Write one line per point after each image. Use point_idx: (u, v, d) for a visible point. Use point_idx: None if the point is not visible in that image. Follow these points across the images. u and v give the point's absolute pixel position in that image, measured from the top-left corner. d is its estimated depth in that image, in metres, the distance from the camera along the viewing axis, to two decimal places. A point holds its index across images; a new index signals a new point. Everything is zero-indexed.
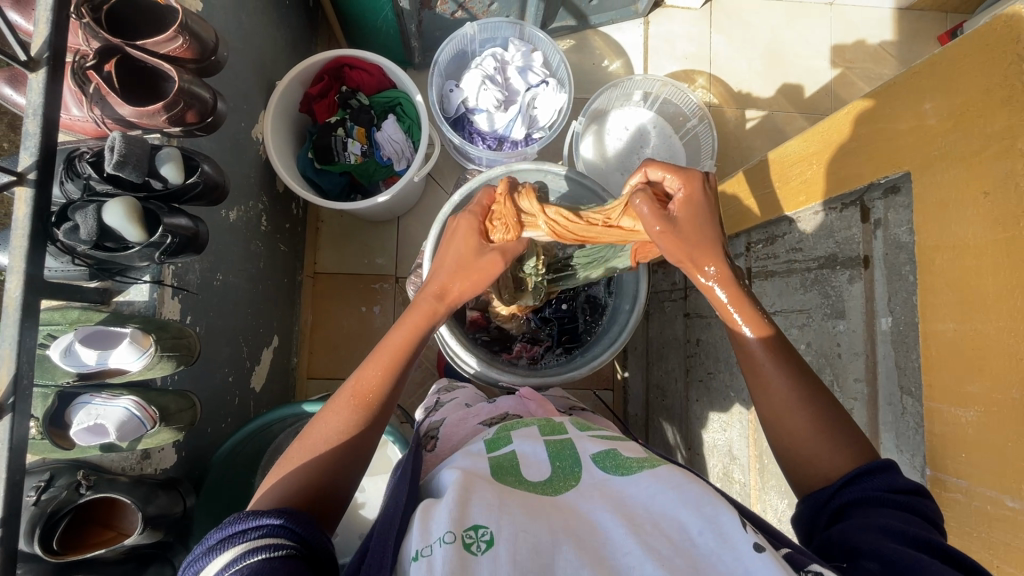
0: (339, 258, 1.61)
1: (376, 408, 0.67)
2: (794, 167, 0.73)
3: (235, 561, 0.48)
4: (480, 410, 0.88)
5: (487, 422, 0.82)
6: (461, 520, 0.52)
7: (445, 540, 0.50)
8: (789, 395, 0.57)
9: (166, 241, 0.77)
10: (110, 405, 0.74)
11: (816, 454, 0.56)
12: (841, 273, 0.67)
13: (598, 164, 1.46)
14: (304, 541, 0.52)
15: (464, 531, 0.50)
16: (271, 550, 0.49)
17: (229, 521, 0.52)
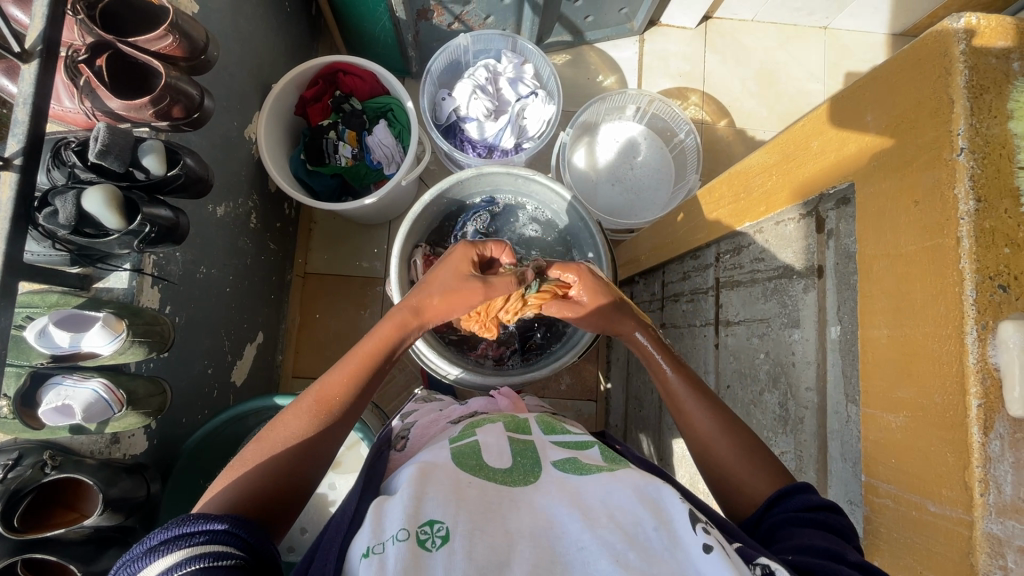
0: (330, 259, 1.63)
1: (340, 416, 0.68)
2: (757, 178, 0.75)
3: (175, 567, 0.46)
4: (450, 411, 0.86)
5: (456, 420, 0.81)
6: (415, 515, 0.50)
7: (399, 537, 0.48)
8: (709, 426, 0.68)
9: (144, 230, 0.80)
10: (80, 387, 0.75)
11: (742, 481, 0.64)
12: (797, 283, 0.68)
13: (586, 175, 1.49)
14: (251, 549, 0.51)
15: (418, 527, 0.49)
16: (214, 558, 0.47)
17: (176, 523, 0.50)
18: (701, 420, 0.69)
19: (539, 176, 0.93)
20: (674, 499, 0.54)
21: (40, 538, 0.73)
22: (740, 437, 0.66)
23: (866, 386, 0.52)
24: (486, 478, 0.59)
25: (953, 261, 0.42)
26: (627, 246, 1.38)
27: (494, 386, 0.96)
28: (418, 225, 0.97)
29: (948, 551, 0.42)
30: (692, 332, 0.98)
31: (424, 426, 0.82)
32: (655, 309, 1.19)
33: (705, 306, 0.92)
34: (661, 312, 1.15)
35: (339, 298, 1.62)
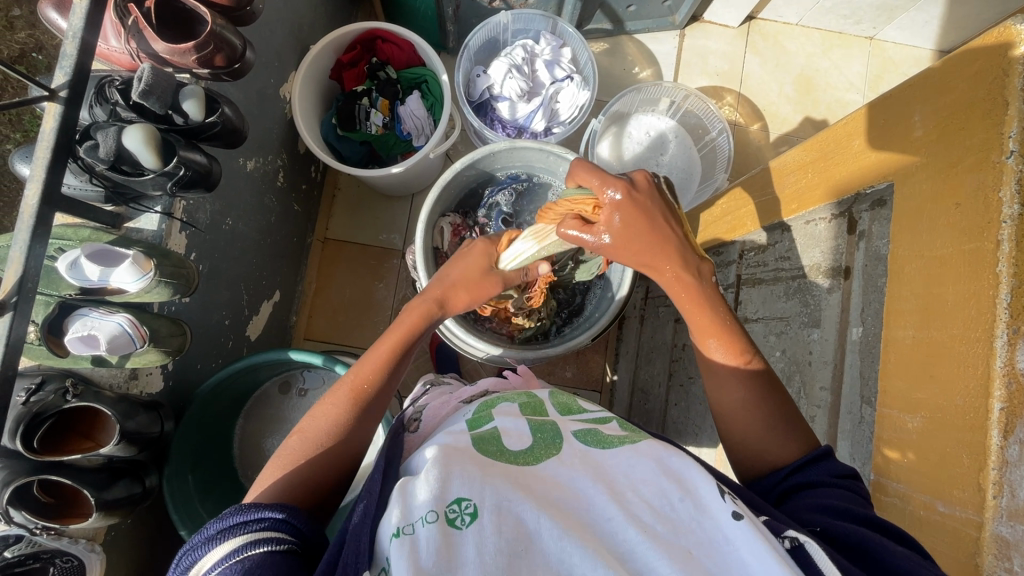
0: (350, 226, 1.64)
1: (370, 402, 0.70)
2: (792, 175, 0.75)
3: (237, 550, 0.51)
4: (462, 390, 0.86)
5: (467, 399, 0.80)
6: (443, 494, 0.51)
7: (429, 519, 0.48)
8: (747, 396, 0.62)
9: (179, 173, 0.81)
10: (106, 320, 0.77)
11: (766, 449, 0.61)
12: (822, 283, 0.68)
13: (611, 166, 1.47)
14: (301, 538, 0.55)
15: (446, 506, 0.50)
16: (273, 544, 0.52)
17: (230, 510, 0.54)
18: (733, 391, 0.63)
19: (572, 156, 0.93)
20: (702, 474, 0.54)
21: (56, 462, 0.75)
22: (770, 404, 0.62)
23: (883, 386, 0.52)
24: (507, 459, 0.59)
25: (990, 264, 0.42)
26: None
27: (509, 360, 0.96)
28: (446, 193, 0.96)
29: (955, 552, 0.43)
30: None
31: (435, 407, 0.81)
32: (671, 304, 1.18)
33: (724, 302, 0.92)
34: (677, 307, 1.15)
35: (355, 267, 1.63)
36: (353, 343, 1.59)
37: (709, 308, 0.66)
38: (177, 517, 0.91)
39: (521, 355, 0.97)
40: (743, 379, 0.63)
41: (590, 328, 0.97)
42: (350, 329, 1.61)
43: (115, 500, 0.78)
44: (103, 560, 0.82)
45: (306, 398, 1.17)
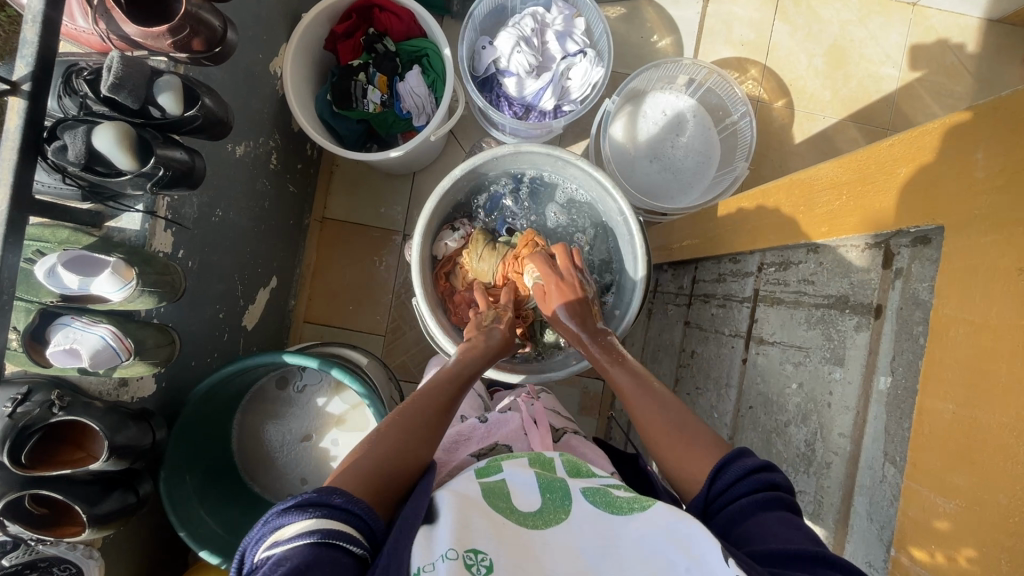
0: (349, 206, 1.58)
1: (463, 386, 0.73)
2: (824, 193, 0.67)
3: (303, 536, 0.50)
4: (471, 433, 0.79)
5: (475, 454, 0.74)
6: (462, 539, 0.51)
7: (448, 555, 0.49)
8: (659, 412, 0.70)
9: (157, 174, 0.75)
10: (88, 332, 0.74)
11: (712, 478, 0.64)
12: (849, 318, 0.62)
13: (627, 148, 1.39)
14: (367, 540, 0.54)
15: (466, 551, 0.50)
16: (333, 538, 0.50)
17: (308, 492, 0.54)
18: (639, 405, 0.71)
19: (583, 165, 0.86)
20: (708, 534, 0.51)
21: (44, 476, 0.74)
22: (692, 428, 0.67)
23: (914, 458, 0.48)
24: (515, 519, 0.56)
25: None
26: (660, 231, 1.31)
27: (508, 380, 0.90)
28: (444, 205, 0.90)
29: None
30: (718, 340, 0.93)
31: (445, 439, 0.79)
32: (681, 304, 1.14)
33: (738, 315, 0.87)
34: (686, 309, 1.11)
35: (355, 248, 1.58)
36: (353, 326, 1.57)
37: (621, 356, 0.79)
38: (175, 519, 0.92)
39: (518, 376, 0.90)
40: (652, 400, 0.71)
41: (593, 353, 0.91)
42: (350, 313, 1.57)
43: (107, 513, 0.78)
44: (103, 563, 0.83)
45: (305, 393, 1.16)
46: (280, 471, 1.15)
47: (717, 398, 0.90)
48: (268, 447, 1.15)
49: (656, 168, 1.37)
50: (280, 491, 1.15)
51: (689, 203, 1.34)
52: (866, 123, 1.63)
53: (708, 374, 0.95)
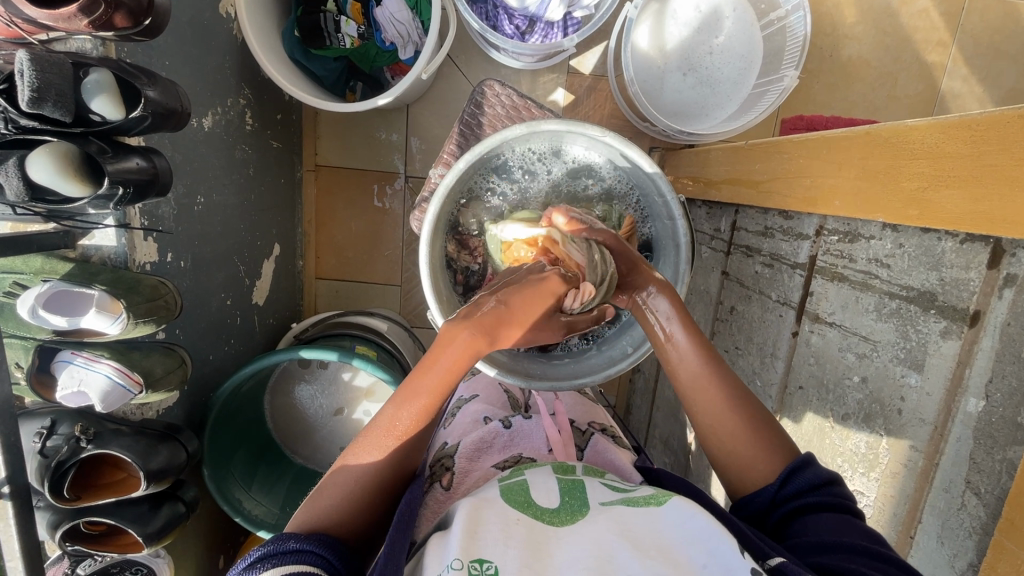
0: (341, 149, 1.42)
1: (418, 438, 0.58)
2: (917, 162, 0.54)
3: None
4: (494, 441, 0.78)
5: (502, 467, 0.74)
6: (469, 548, 0.48)
7: (454, 566, 0.46)
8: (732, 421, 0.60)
9: (117, 192, 0.65)
10: (92, 371, 0.71)
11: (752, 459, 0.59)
12: (933, 320, 0.54)
13: (650, 59, 1.19)
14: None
15: (469, 562, 0.47)
16: None
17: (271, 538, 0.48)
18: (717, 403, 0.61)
19: (611, 138, 0.71)
20: (730, 545, 0.49)
21: (91, 505, 0.75)
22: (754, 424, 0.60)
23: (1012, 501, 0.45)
24: (535, 516, 0.56)
25: None
26: (691, 158, 1.15)
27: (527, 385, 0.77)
28: (456, 192, 0.77)
29: None
30: (763, 303, 0.84)
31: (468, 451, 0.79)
32: (718, 248, 1.02)
33: (789, 282, 0.77)
34: (725, 257, 0.99)
35: (355, 196, 1.45)
36: (366, 279, 1.49)
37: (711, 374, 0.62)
38: (228, 508, 0.96)
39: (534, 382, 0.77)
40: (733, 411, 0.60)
41: (633, 351, 0.76)
42: (360, 265, 1.49)
43: (161, 528, 0.80)
44: (171, 558, 0.88)
45: (330, 369, 1.13)
46: (319, 440, 1.17)
47: (761, 363, 0.82)
48: (305, 420, 1.16)
49: (687, 81, 1.18)
50: (322, 459, 1.17)
51: (721, 124, 1.16)
52: None
53: (751, 336, 0.86)
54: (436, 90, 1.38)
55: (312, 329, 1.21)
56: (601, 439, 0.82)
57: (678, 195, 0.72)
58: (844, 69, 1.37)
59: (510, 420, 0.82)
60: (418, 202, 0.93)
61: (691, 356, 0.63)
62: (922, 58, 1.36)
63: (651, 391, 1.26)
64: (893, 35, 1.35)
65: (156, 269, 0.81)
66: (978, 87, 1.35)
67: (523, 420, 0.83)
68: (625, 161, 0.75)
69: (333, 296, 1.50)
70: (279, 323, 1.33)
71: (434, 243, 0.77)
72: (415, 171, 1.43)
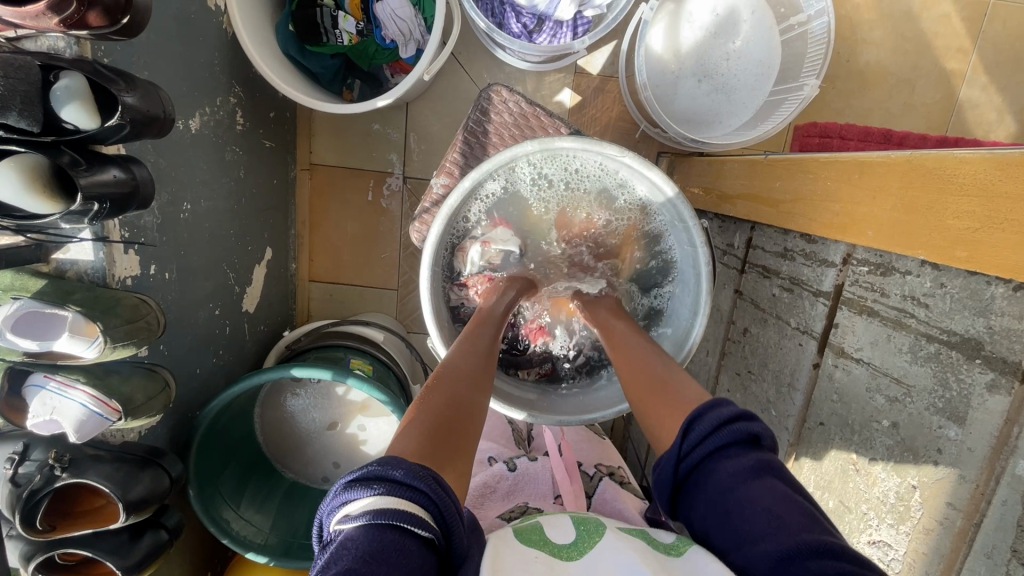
0: (337, 148, 1.36)
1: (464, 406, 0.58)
2: (968, 199, 0.49)
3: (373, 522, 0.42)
4: (498, 486, 0.76)
5: (506, 518, 0.70)
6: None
7: None
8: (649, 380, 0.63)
9: (92, 209, 0.59)
10: (66, 398, 0.65)
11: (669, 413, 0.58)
12: (978, 370, 0.50)
13: (663, 62, 1.14)
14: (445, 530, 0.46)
15: None
16: (407, 524, 0.43)
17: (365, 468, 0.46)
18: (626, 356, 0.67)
19: (630, 158, 0.66)
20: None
21: (67, 536, 0.71)
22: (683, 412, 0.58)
23: None
24: (552, 553, 0.53)
25: None
26: (703, 167, 1.10)
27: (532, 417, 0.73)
28: (461, 212, 0.73)
29: None
30: (779, 329, 0.80)
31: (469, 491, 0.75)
32: (731, 265, 0.98)
33: (811, 310, 0.73)
34: (738, 275, 0.95)
35: (351, 197, 1.39)
36: (361, 283, 1.44)
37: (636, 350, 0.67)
38: (215, 530, 0.92)
39: (540, 416, 0.73)
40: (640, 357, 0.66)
41: None
42: (356, 268, 1.44)
43: (142, 559, 0.75)
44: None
45: (323, 383, 1.09)
46: (312, 455, 1.12)
47: (777, 392, 0.78)
48: (296, 434, 1.12)
49: (701, 86, 1.13)
50: (315, 474, 1.13)
51: (736, 133, 1.11)
52: None
53: (765, 362, 0.82)
54: (436, 87, 1.32)
55: (305, 340, 1.16)
56: (609, 483, 0.79)
57: (699, 221, 0.68)
58: (861, 74, 1.32)
59: (515, 462, 0.80)
60: (418, 213, 0.88)
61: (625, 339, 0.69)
62: (942, 65, 1.31)
63: None
64: (913, 41, 1.30)
65: (137, 284, 0.76)
66: (998, 96, 1.31)
67: (528, 462, 0.81)
68: (643, 181, 0.71)
69: (327, 300, 1.45)
70: (271, 330, 1.28)
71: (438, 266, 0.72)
72: (413, 172, 1.37)
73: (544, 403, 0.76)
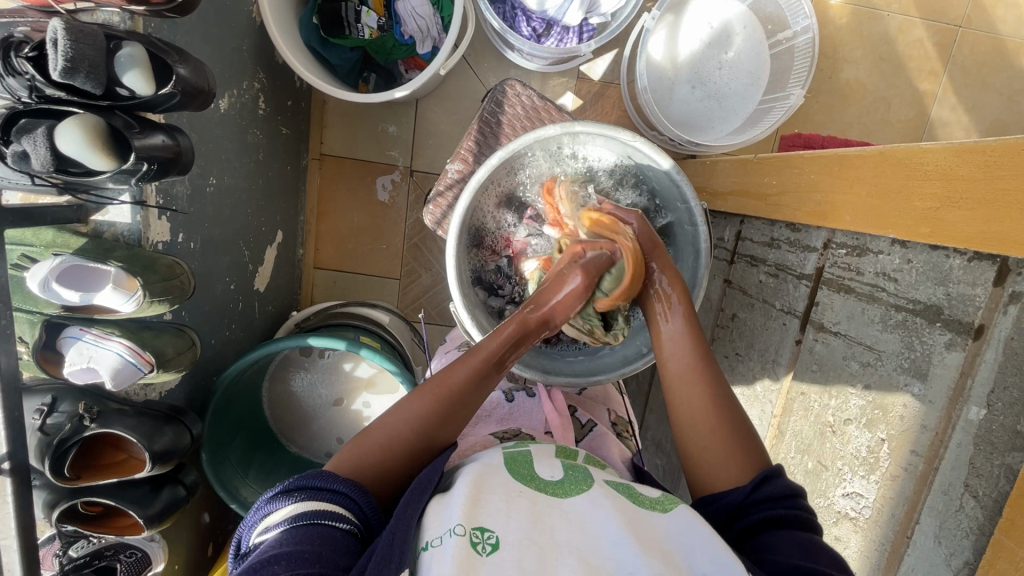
0: (348, 139, 1.42)
1: (454, 401, 0.62)
2: (930, 182, 0.57)
3: (296, 520, 0.49)
4: (494, 412, 0.82)
5: (499, 437, 0.76)
6: (472, 516, 0.50)
7: (455, 532, 0.48)
8: (711, 421, 0.62)
9: (141, 169, 0.64)
10: (103, 348, 0.69)
11: (720, 470, 0.60)
12: (938, 331, 0.57)
13: (661, 69, 1.22)
14: (364, 523, 0.52)
15: (473, 529, 0.49)
16: (332, 518, 0.50)
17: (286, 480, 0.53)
18: (691, 384, 0.64)
19: (642, 143, 0.73)
20: (732, 559, 0.50)
21: (92, 485, 0.74)
22: (725, 408, 0.63)
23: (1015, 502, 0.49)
24: (538, 488, 0.57)
25: None
26: (698, 168, 1.18)
27: (545, 378, 0.79)
28: (484, 187, 0.78)
29: None
30: (765, 310, 0.87)
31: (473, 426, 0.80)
32: (722, 258, 1.05)
33: (795, 292, 0.80)
34: (728, 266, 1.02)
35: (359, 187, 1.44)
36: (365, 271, 1.48)
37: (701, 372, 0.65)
38: (224, 494, 0.95)
39: (551, 377, 0.80)
40: (707, 387, 0.64)
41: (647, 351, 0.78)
42: (360, 256, 1.48)
43: (161, 511, 0.79)
44: (165, 543, 0.87)
45: (330, 358, 1.13)
46: (317, 430, 1.15)
47: (763, 369, 0.85)
48: (302, 409, 1.15)
49: (697, 93, 1.21)
50: (318, 448, 1.16)
51: (728, 136, 1.19)
52: (938, 19, 1.38)
53: (752, 342, 0.89)
54: (447, 85, 1.39)
55: (313, 319, 1.20)
56: (601, 431, 0.82)
57: (702, 204, 0.74)
58: (842, 91, 1.42)
59: (513, 394, 0.85)
60: (433, 196, 0.94)
61: (684, 351, 0.66)
62: (914, 85, 1.42)
63: (644, 396, 1.28)
64: (889, 61, 1.41)
65: (168, 249, 0.80)
66: (965, 116, 1.41)
67: (525, 397, 0.84)
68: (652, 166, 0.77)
69: (331, 287, 1.49)
70: (277, 311, 1.32)
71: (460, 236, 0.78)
72: (420, 165, 1.43)
73: (553, 366, 0.83)
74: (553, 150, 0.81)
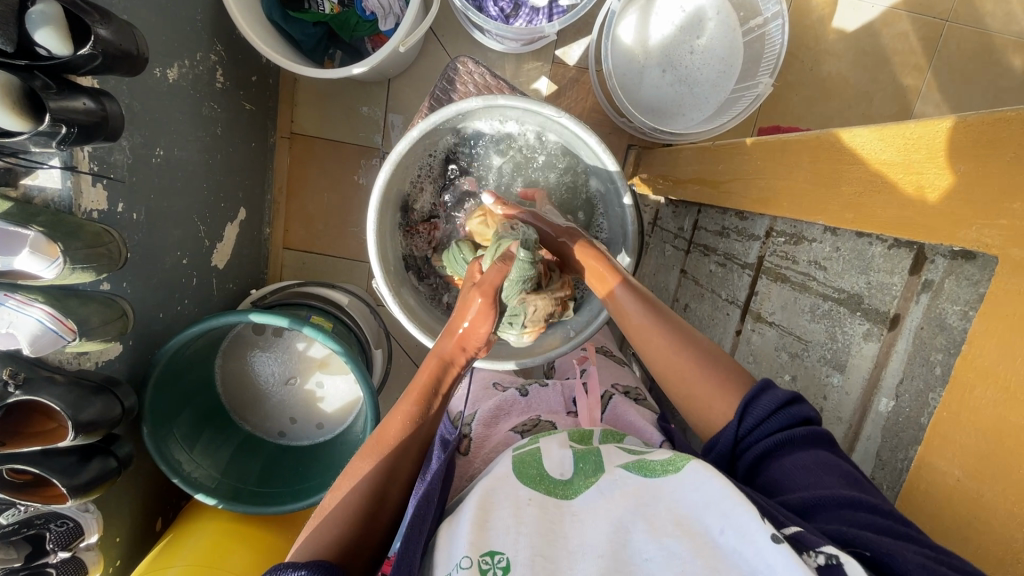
0: (318, 118, 1.40)
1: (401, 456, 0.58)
2: (855, 168, 0.55)
3: None
4: (512, 407, 0.79)
5: (520, 430, 0.73)
6: (479, 542, 0.49)
7: (462, 565, 0.47)
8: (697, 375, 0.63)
9: (59, 131, 0.63)
10: (23, 314, 0.69)
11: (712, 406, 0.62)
12: (858, 321, 0.57)
13: (631, 54, 1.20)
14: None
15: (479, 556, 0.47)
16: None
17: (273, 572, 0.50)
18: (655, 336, 0.65)
19: (568, 119, 0.72)
20: (746, 506, 0.47)
21: (15, 452, 0.74)
22: (698, 354, 0.64)
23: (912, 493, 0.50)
24: (547, 491, 0.56)
25: None
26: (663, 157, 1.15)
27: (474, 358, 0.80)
28: (411, 161, 0.78)
29: None
30: (713, 301, 0.85)
31: (485, 423, 0.76)
32: (679, 247, 1.03)
33: (738, 282, 0.79)
34: (684, 256, 1.00)
35: (330, 167, 1.42)
36: (335, 253, 1.47)
37: (659, 323, 0.66)
38: (166, 468, 0.94)
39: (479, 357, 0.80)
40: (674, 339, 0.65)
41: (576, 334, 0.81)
42: (329, 237, 1.47)
43: (88, 482, 0.79)
44: (101, 513, 0.87)
45: (283, 338, 1.12)
46: (269, 408, 1.15)
47: None
48: (255, 388, 1.14)
49: (667, 79, 1.19)
50: (270, 426, 1.16)
51: (698, 126, 1.17)
52: (925, 12, 1.34)
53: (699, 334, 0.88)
54: (419, 66, 1.37)
55: (271, 297, 1.19)
56: (620, 401, 0.82)
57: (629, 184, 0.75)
58: (823, 84, 1.39)
59: (527, 390, 0.83)
60: None
61: (629, 302, 0.68)
62: (898, 80, 1.38)
63: None
64: (872, 54, 1.37)
65: (104, 218, 0.79)
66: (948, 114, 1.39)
67: (541, 389, 0.84)
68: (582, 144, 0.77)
69: (299, 267, 1.47)
70: (240, 289, 1.31)
71: (387, 210, 0.77)
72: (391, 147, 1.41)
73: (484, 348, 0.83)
74: (488, 126, 0.80)
